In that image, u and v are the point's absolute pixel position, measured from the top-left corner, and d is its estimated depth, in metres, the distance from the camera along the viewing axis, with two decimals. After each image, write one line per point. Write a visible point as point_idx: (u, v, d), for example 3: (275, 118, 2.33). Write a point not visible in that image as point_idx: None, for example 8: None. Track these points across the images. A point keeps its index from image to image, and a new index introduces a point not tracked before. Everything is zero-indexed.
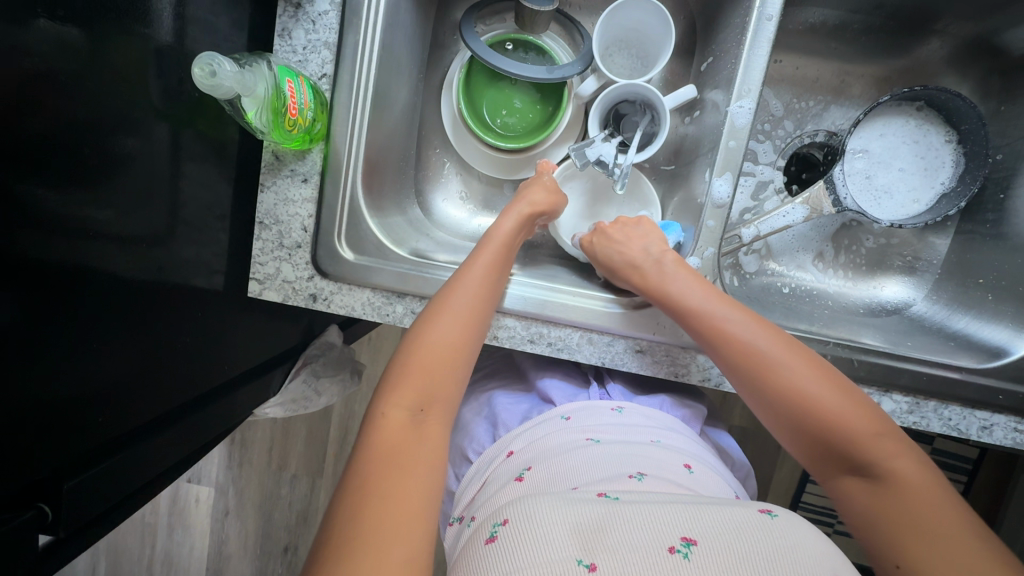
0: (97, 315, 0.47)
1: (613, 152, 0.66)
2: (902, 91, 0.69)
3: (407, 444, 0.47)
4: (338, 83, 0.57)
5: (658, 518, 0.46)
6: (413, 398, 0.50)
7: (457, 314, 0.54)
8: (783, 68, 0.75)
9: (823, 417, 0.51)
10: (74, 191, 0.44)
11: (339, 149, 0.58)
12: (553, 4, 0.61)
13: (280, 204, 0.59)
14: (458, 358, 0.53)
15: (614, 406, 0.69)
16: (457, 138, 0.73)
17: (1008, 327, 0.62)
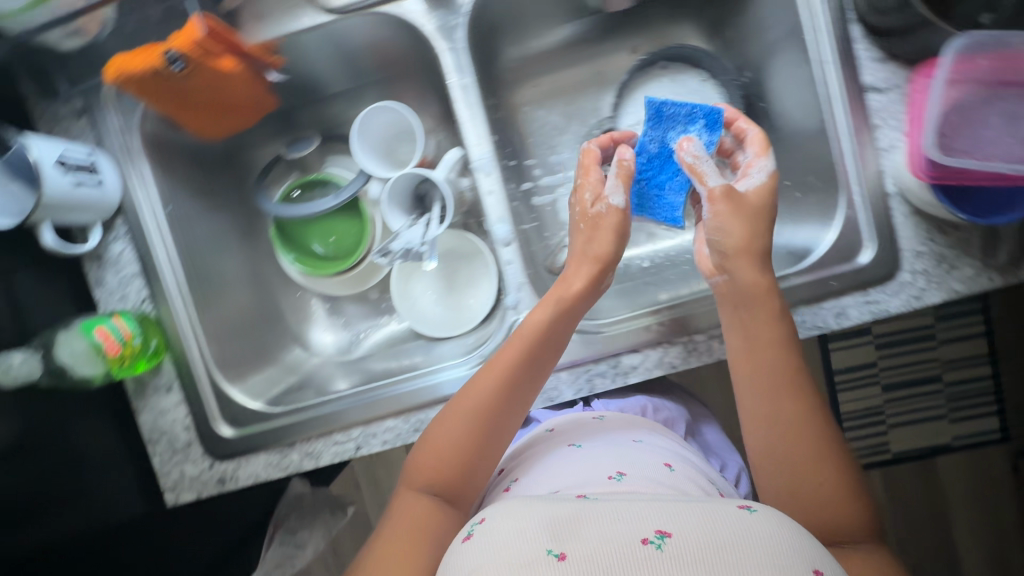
0: None
1: (416, 236, 0.70)
2: (635, 66, 0.77)
3: (429, 526, 0.54)
4: (157, 300, 0.65)
5: (632, 511, 0.47)
6: (433, 483, 0.56)
7: (496, 407, 0.58)
8: (544, 87, 0.81)
9: (823, 477, 0.52)
10: None
11: (181, 352, 0.65)
12: (312, 141, 0.73)
13: (159, 418, 0.66)
14: (487, 438, 0.58)
15: (596, 415, 0.78)
16: (306, 281, 0.79)
17: (815, 223, 0.66)
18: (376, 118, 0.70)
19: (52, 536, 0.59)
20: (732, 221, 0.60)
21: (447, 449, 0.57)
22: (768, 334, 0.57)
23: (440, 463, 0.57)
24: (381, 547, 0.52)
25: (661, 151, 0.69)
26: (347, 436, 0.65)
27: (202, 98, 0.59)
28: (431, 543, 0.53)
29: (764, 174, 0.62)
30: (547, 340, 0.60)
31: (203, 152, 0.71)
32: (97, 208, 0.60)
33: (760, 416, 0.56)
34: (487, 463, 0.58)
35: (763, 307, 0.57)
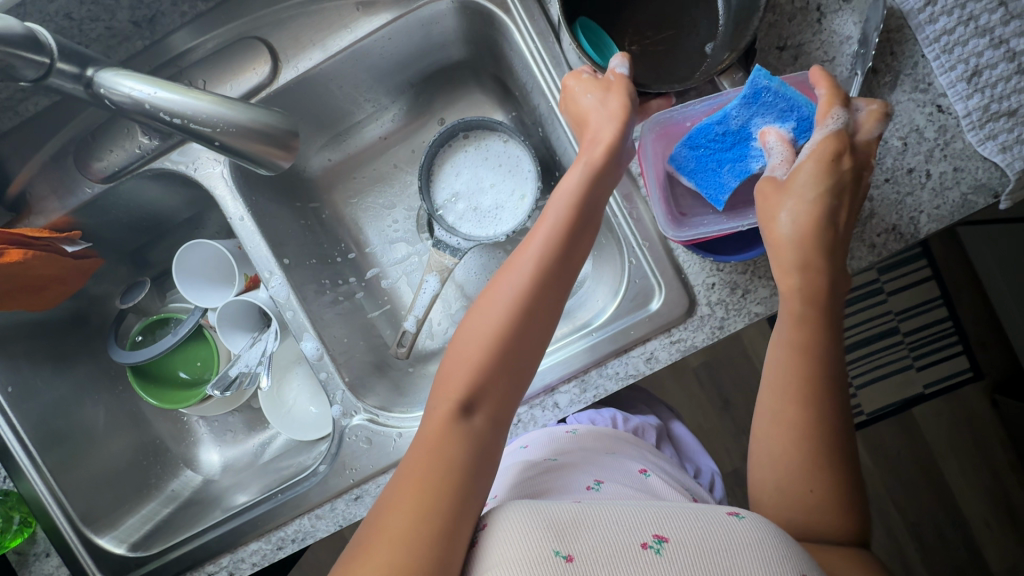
0: None
1: (252, 356, 0.73)
2: (436, 138, 0.77)
3: (459, 448, 0.47)
4: (14, 475, 0.69)
5: (629, 518, 0.49)
6: (467, 394, 0.49)
7: (545, 273, 0.52)
8: (364, 175, 0.82)
9: (812, 480, 0.49)
10: None
11: (47, 518, 0.68)
12: (144, 286, 0.78)
13: None
14: (528, 321, 0.52)
15: (569, 429, 0.81)
16: (189, 408, 0.82)
17: (612, 290, 0.67)
18: (194, 254, 0.74)
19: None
20: (791, 205, 0.51)
21: (486, 337, 0.51)
22: (786, 325, 0.52)
23: (476, 359, 0.50)
24: (397, 488, 0.45)
25: (703, 138, 0.56)
26: (218, 565, 0.68)
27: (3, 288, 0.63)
28: (462, 482, 0.45)
29: (824, 141, 0.50)
30: (579, 211, 0.54)
31: (43, 320, 0.74)
32: None
33: (768, 419, 0.52)
34: (510, 387, 0.51)
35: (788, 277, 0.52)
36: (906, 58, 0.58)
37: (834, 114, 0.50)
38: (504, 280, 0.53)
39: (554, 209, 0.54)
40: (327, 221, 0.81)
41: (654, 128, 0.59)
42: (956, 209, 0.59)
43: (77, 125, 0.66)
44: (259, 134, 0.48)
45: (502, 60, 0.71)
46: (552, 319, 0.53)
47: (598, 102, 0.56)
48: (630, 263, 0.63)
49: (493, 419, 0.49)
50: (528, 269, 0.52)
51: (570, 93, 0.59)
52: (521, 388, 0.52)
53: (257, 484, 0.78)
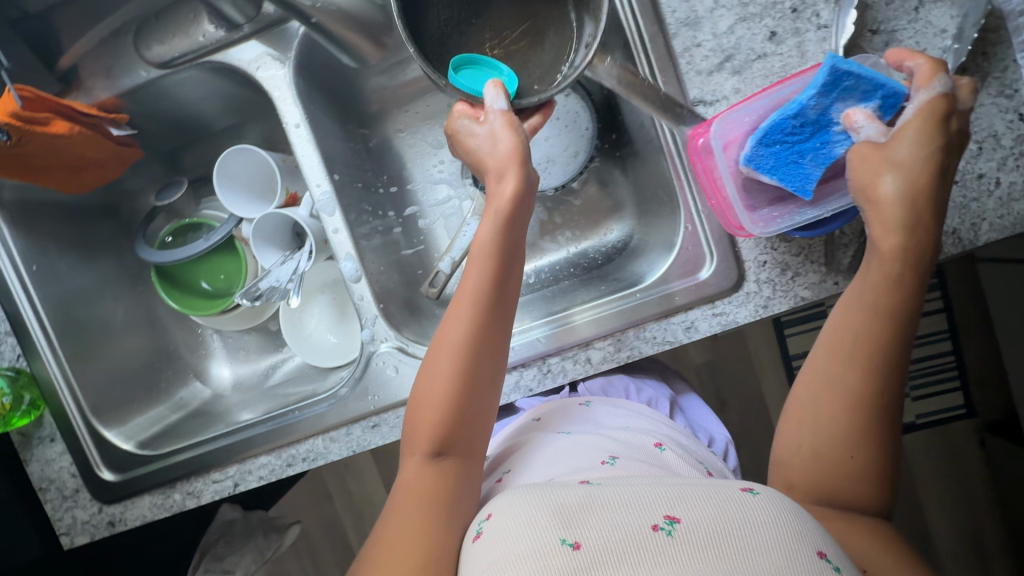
0: None
1: (285, 273, 0.72)
2: None
3: (434, 491, 0.54)
4: (30, 355, 0.67)
5: (639, 499, 0.49)
6: (431, 445, 0.56)
7: (483, 327, 0.58)
8: (416, 111, 0.81)
9: (853, 449, 0.49)
10: None
11: (59, 404, 0.67)
12: (181, 186, 0.75)
13: (46, 467, 0.68)
14: (474, 370, 0.57)
15: (583, 402, 0.82)
16: (206, 320, 0.80)
17: (665, 250, 0.66)
18: (238, 161, 0.72)
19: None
20: (896, 168, 0.48)
21: (440, 391, 0.57)
22: (869, 289, 0.50)
23: (435, 408, 0.57)
24: (388, 528, 0.53)
25: (781, 136, 0.52)
26: (225, 473, 0.68)
27: (43, 160, 0.61)
28: (440, 516, 0.53)
29: (929, 104, 0.47)
30: (500, 261, 0.59)
31: (72, 206, 0.73)
32: None
33: (823, 381, 0.51)
34: (474, 427, 0.57)
35: (887, 237, 0.48)
36: (998, 60, 0.57)
37: (938, 80, 0.47)
38: (445, 337, 0.58)
39: (475, 268, 0.58)
40: (373, 150, 0.79)
41: (713, 133, 0.55)
42: (1020, 221, 0.58)
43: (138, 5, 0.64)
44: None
45: None
46: (500, 358, 0.59)
47: (491, 145, 0.59)
48: (685, 229, 0.62)
49: (463, 454, 0.57)
50: (461, 323, 0.58)
51: (460, 134, 0.62)
52: (484, 421, 0.58)
53: (265, 404, 0.77)
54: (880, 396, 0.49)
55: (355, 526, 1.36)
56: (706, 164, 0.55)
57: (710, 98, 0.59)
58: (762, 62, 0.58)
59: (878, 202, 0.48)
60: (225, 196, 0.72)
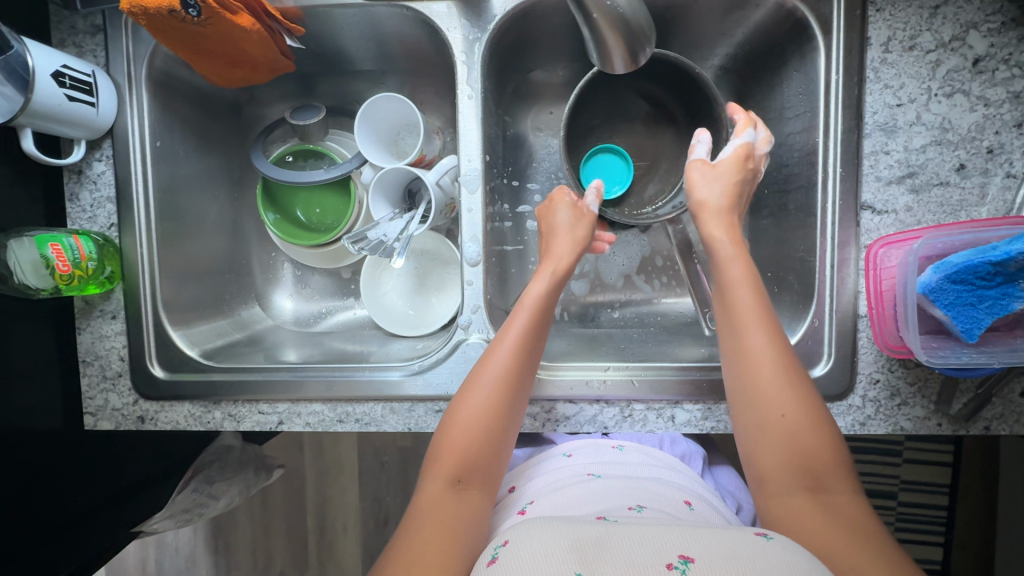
0: None
1: (394, 229, 0.71)
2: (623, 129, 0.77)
3: (446, 511, 0.53)
4: (124, 229, 0.65)
5: (656, 539, 0.47)
6: (452, 469, 0.55)
7: (517, 358, 0.59)
8: (558, 116, 0.80)
9: (787, 407, 0.51)
10: None
11: (136, 286, 0.65)
12: (319, 113, 0.72)
13: (96, 342, 0.66)
14: (506, 412, 0.58)
15: (615, 444, 0.74)
16: (290, 248, 0.79)
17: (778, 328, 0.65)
18: (383, 106, 0.72)
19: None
20: (708, 212, 0.60)
21: (471, 429, 0.56)
22: (741, 286, 0.55)
23: (462, 442, 0.56)
24: (402, 546, 0.50)
25: (972, 276, 0.47)
26: (273, 409, 0.65)
27: (210, 44, 0.59)
28: (450, 540, 0.50)
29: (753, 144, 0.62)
30: (541, 312, 0.62)
31: (205, 96, 0.71)
32: (87, 127, 0.60)
33: (735, 347, 0.55)
34: (493, 457, 0.57)
35: (735, 253, 0.57)
36: None
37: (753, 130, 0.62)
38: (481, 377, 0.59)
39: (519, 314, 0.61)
40: (509, 138, 0.77)
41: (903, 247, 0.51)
42: None
43: None
44: (629, 30, 0.44)
45: (759, 77, 0.68)
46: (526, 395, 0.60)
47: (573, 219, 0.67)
48: (810, 323, 0.61)
49: (482, 484, 0.56)
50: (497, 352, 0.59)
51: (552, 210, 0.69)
52: (505, 455, 0.58)
53: (317, 348, 0.75)
54: (788, 364, 0.53)
55: (315, 485, 1.32)
56: (883, 273, 0.53)
57: (878, 207, 0.58)
58: (941, 189, 0.58)
59: (713, 239, 0.59)
60: (362, 136, 0.71)
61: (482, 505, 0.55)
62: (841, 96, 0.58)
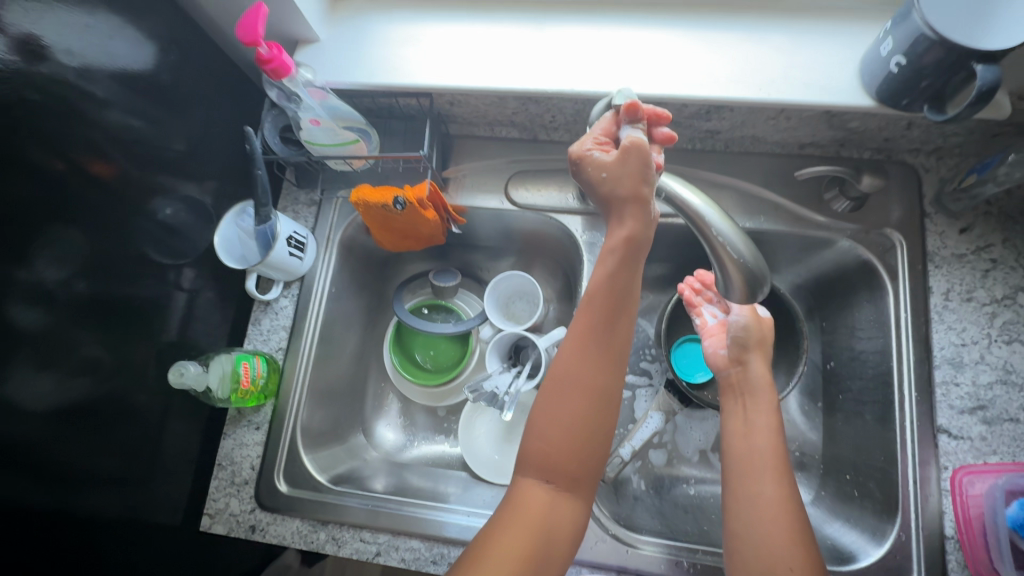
0: (66, 556, 0.61)
1: (506, 381, 0.82)
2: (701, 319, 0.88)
3: (540, 518, 0.53)
4: (289, 353, 0.78)
5: None
6: (546, 470, 0.55)
7: (604, 355, 0.57)
8: (649, 302, 0.93)
9: (792, 559, 0.50)
10: (83, 450, 0.62)
11: (285, 403, 0.76)
12: (455, 276, 0.87)
13: (236, 448, 0.75)
14: (597, 407, 0.56)
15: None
16: (402, 384, 0.92)
17: (862, 534, 0.66)
18: (508, 280, 0.89)
19: (115, 511, 0.67)
20: (758, 355, 0.65)
21: (559, 436, 0.55)
22: (769, 433, 0.59)
23: (550, 447, 0.55)
24: (487, 549, 0.51)
25: None
26: (375, 539, 0.70)
27: (400, 223, 0.77)
28: (527, 557, 0.50)
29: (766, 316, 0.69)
30: (614, 299, 0.57)
31: (371, 253, 0.89)
32: (289, 273, 0.77)
33: (741, 493, 0.56)
34: (587, 456, 0.55)
35: (765, 403, 0.61)
36: None
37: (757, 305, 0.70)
38: (560, 379, 0.57)
39: (590, 305, 0.58)
40: None
41: (987, 477, 0.59)
42: None
43: (518, 153, 0.82)
44: (750, 271, 0.54)
45: (832, 298, 0.80)
46: (617, 363, 0.58)
47: (616, 164, 0.54)
48: (896, 537, 0.63)
49: (575, 486, 0.55)
50: (574, 344, 0.58)
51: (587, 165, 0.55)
52: (601, 444, 0.56)
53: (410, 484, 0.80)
54: (795, 519, 0.53)
55: None
56: (971, 501, 0.59)
57: (953, 432, 0.65)
58: (1013, 424, 0.64)
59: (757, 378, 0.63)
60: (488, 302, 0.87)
61: (581, 505, 0.55)
62: (910, 330, 0.69)
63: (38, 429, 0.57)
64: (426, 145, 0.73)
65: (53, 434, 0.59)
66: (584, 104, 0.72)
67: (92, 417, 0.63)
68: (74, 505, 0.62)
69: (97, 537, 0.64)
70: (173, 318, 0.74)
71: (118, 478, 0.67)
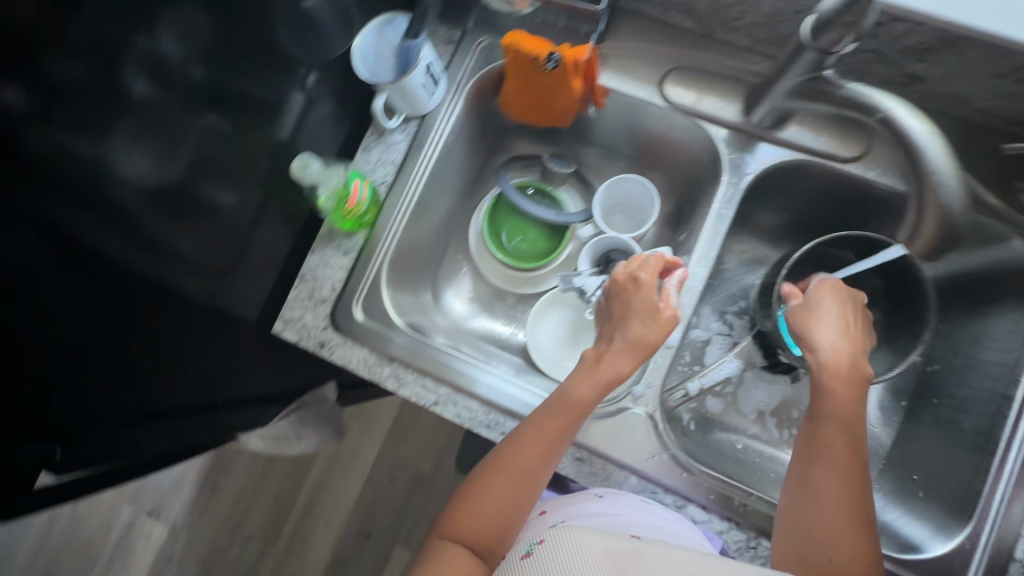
0: (132, 319, 0.62)
1: (594, 284, 0.79)
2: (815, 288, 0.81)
3: (537, 466, 0.58)
4: (393, 189, 0.75)
5: (689, 565, 0.46)
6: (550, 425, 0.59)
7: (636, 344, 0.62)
8: (756, 252, 0.87)
9: (845, 517, 0.53)
10: (177, 225, 0.61)
11: (378, 238, 0.75)
12: (570, 168, 0.86)
13: (320, 266, 0.75)
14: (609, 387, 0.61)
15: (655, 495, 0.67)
16: (481, 257, 0.89)
17: (930, 526, 0.65)
18: (625, 184, 0.83)
19: (192, 292, 0.67)
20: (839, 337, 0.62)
21: (579, 404, 0.60)
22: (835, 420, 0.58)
23: (558, 411, 0.60)
24: (491, 480, 0.58)
25: None
26: (436, 389, 0.71)
27: (543, 89, 0.71)
28: (523, 494, 0.57)
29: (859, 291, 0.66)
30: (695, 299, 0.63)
31: (490, 116, 0.84)
32: (414, 106, 0.72)
33: (812, 453, 0.58)
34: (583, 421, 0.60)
35: (840, 391, 0.59)
36: None
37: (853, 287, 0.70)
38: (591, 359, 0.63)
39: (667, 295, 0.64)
40: None
41: None
42: None
43: (683, 45, 0.74)
44: None
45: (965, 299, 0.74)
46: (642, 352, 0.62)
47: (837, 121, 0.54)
48: (960, 543, 0.61)
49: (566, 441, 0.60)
50: (644, 320, 0.62)
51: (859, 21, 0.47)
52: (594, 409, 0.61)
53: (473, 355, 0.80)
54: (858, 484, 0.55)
55: None
56: None
57: None
58: None
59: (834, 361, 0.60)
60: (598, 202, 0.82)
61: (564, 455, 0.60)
62: None
63: (135, 194, 0.54)
64: (603, 6, 0.69)
65: (148, 203, 0.56)
66: (790, 3, 0.63)
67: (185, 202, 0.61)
68: (158, 275, 0.61)
69: (159, 312, 0.65)
70: (289, 117, 0.71)
71: (198, 266, 0.66)
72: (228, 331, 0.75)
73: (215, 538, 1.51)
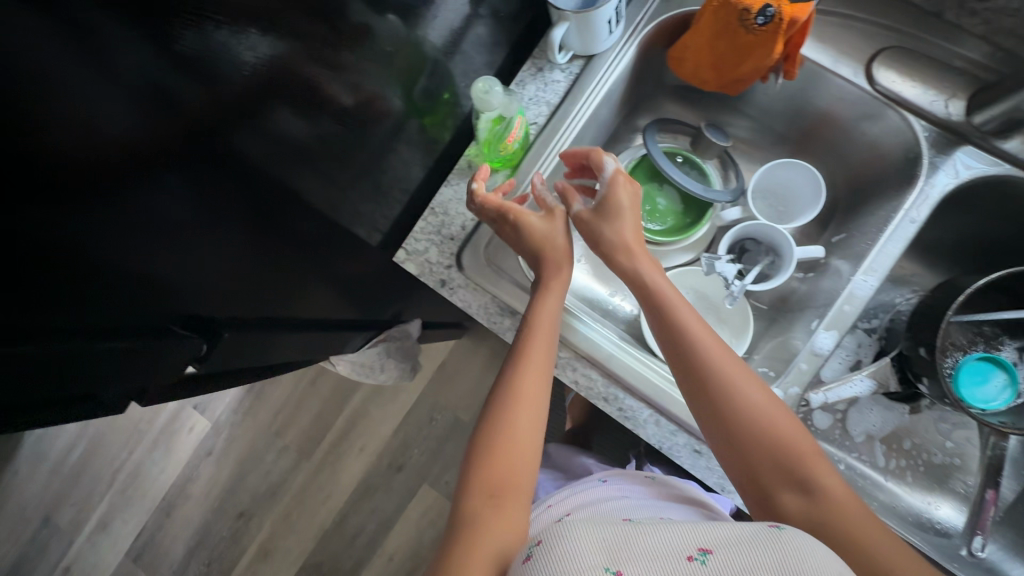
0: (262, 231, 0.56)
1: (733, 271, 0.73)
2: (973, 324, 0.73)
3: (532, 426, 0.57)
4: (543, 133, 0.70)
5: (670, 539, 0.46)
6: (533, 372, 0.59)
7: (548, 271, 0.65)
8: (905, 268, 0.80)
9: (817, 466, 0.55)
10: (322, 131, 0.55)
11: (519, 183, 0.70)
12: (727, 141, 0.78)
13: (454, 202, 0.71)
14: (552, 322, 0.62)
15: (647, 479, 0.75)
16: None
17: None
18: (786, 171, 0.76)
19: (320, 205, 0.62)
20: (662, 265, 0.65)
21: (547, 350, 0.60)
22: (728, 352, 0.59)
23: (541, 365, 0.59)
24: (494, 452, 0.55)
25: None
26: (555, 351, 0.68)
27: (742, 45, 0.63)
28: (524, 464, 0.55)
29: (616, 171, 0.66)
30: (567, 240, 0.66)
31: (652, 69, 0.77)
32: (588, 44, 0.66)
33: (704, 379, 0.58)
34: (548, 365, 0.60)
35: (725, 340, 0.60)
36: None
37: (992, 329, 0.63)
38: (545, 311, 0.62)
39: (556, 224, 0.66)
40: None
41: None
42: None
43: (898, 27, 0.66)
44: None
45: None
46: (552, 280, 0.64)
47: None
48: None
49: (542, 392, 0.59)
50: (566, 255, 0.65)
51: None
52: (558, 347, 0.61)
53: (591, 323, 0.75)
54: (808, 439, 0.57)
55: None
56: None
57: None
58: None
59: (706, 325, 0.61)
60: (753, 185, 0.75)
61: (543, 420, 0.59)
62: None
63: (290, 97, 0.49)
64: None
65: (300, 108, 0.50)
66: None
67: (309, 96, 0.50)
68: (296, 186, 0.57)
69: (290, 230, 0.60)
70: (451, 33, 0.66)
71: (323, 178, 0.60)
72: (343, 251, 0.71)
73: (253, 441, 1.55)
